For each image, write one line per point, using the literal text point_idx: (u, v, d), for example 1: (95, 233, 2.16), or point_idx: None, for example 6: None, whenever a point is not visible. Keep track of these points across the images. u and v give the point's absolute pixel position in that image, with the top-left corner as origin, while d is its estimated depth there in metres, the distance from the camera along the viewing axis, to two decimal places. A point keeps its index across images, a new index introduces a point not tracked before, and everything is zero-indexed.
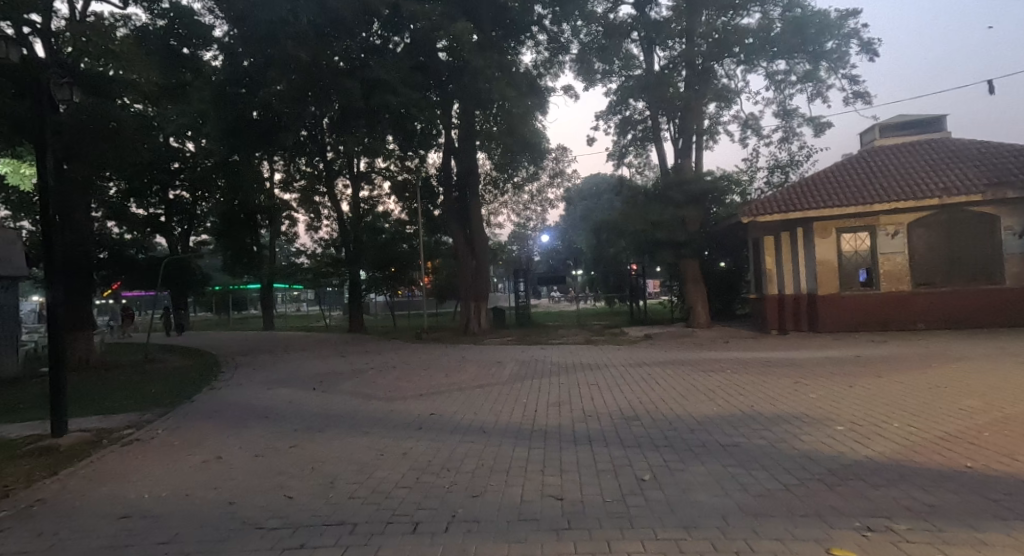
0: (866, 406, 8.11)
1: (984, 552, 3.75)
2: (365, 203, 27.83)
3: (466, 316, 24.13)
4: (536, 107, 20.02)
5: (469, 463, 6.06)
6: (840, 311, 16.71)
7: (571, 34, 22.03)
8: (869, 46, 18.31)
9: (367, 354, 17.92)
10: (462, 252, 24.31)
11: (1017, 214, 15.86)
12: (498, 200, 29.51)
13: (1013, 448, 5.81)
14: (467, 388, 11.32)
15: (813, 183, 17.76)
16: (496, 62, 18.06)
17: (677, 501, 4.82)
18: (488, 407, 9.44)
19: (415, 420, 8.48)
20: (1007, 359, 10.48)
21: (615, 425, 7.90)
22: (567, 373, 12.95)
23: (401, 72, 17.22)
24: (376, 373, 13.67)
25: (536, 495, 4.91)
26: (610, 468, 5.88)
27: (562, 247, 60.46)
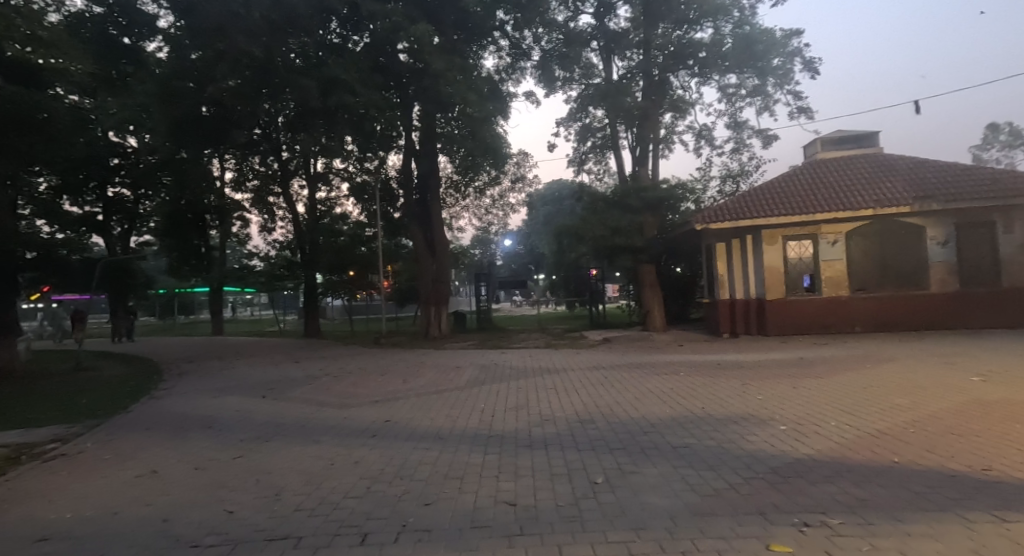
0: (807, 406, 8.50)
1: (907, 544, 4.01)
2: (322, 205, 27.36)
3: (427, 321, 24.05)
4: (497, 111, 20.12)
5: (423, 470, 6.10)
6: (785, 315, 17.40)
7: (533, 41, 22.14)
8: (811, 64, 19.15)
9: (323, 360, 17.59)
10: (422, 255, 24.20)
11: (942, 225, 16.86)
12: (460, 204, 29.59)
13: (936, 442, 6.23)
14: (425, 394, 11.30)
15: (761, 192, 18.40)
16: (458, 66, 18.14)
17: (627, 503, 4.98)
18: (446, 412, 9.46)
19: (368, 428, 8.43)
20: (938, 359, 11.11)
21: (570, 429, 8.05)
22: (525, 377, 13.07)
23: (360, 72, 17.01)
24: (332, 379, 13.52)
25: (489, 502, 4.99)
26: (565, 471, 6.02)
27: (524, 251, 60.84)
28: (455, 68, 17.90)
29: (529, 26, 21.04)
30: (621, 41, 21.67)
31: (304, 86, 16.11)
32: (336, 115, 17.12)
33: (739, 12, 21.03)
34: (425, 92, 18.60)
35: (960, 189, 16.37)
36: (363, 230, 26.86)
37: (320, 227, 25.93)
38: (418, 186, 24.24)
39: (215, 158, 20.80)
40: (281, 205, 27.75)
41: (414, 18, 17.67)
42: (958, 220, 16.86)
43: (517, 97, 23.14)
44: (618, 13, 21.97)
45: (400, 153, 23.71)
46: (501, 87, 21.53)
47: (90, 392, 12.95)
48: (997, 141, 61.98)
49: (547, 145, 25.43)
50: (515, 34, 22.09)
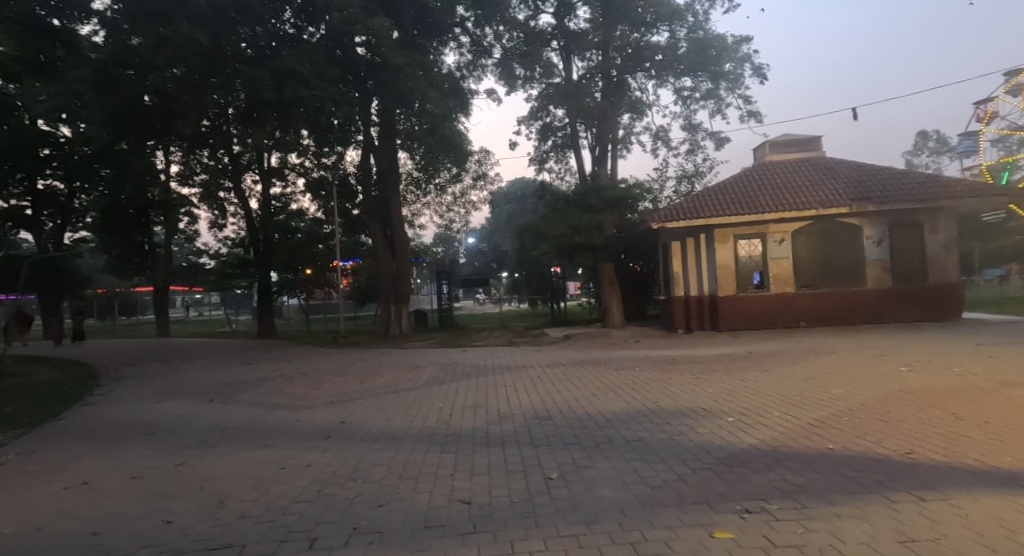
0: (751, 398, 8.90)
1: (836, 526, 4.31)
2: (277, 201, 26.85)
3: (386, 320, 23.95)
4: (458, 107, 20.15)
5: (377, 471, 6.19)
6: (736, 311, 18.07)
7: (494, 39, 22.17)
8: (760, 70, 19.84)
9: (277, 362, 17.32)
10: (382, 252, 24.09)
11: (877, 225, 17.74)
12: (420, 201, 29.56)
13: (867, 429, 6.65)
14: (382, 394, 11.32)
15: (712, 193, 18.96)
16: (417, 61, 18.15)
17: (581, 498, 5.18)
18: (405, 412, 9.55)
19: (322, 430, 8.44)
20: (872, 351, 11.76)
21: (527, 425, 8.23)
22: (484, 375, 13.19)
23: (315, 65, 16.78)
24: (287, 381, 13.37)
25: (444, 501, 5.13)
26: (521, 468, 6.19)
27: (486, 248, 60.97)
28: (413, 63, 17.94)
29: (490, 24, 21.34)
30: (580, 42, 22.01)
31: (257, 78, 15.81)
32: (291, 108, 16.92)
33: (693, 17, 21.62)
34: (383, 87, 18.53)
35: (894, 191, 17.30)
36: (321, 226, 26.56)
37: (275, 224, 25.21)
38: (376, 182, 24.11)
39: (158, 150, 20.13)
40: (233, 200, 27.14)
41: (372, 11, 17.59)
42: (893, 220, 17.75)
43: (477, 94, 23.21)
44: (577, 13, 22.29)
45: (358, 148, 23.53)
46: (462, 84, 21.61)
47: (22, 399, 12.46)
48: (926, 146, 66.64)
49: (508, 144, 25.65)
50: (476, 31, 22.10)
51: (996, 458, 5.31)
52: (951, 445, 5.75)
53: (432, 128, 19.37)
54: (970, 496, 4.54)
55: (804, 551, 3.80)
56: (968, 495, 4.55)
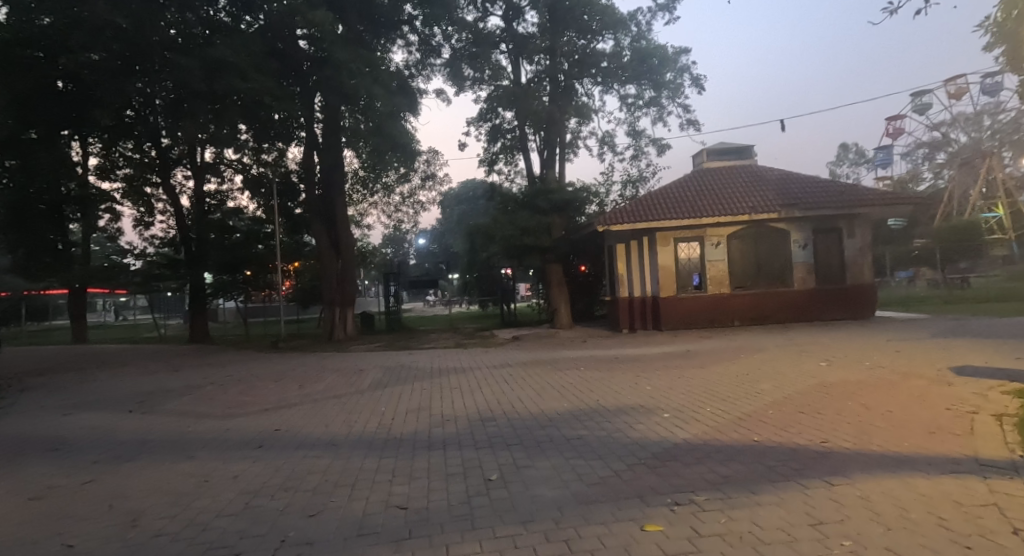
0: (685, 395, 9.30)
1: (754, 514, 4.61)
2: (213, 198, 26.10)
3: (331, 323, 23.56)
4: (406, 107, 20.02)
5: (311, 480, 6.17)
6: (677, 311, 18.73)
7: (443, 39, 22.19)
8: (698, 80, 20.62)
9: (210, 368, 16.77)
10: (326, 252, 23.70)
11: (804, 230, 18.72)
12: (367, 200, 29.26)
13: (790, 421, 7.10)
14: (321, 399, 11.20)
15: (653, 198, 19.59)
16: (364, 57, 17.90)
17: (518, 497, 5.36)
18: (344, 417, 9.52)
19: (255, 439, 8.30)
20: (796, 348, 12.44)
21: (470, 427, 8.37)
22: (428, 378, 13.23)
23: (252, 57, 16.36)
24: (218, 388, 13.01)
25: (380, 507, 5.20)
26: (461, 470, 6.32)
27: (437, 250, 60.52)
28: (359, 59, 17.73)
29: (439, 23, 21.31)
30: (527, 45, 22.27)
31: (185, 66, 15.24)
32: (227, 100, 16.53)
33: (637, 27, 22.26)
34: (326, 82, 18.29)
35: (820, 198, 18.33)
36: (262, 226, 25.80)
37: (210, 223, 24.63)
38: (320, 181, 23.80)
39: (75, 139, 19.20)
40: (161, 196, 26.07)
41: (314, 5, 17.34)
42: (817, 225, 18.77)
43: (426, 93, 23.12)
44: (525, 17, 22.59)
45: (301, 146, 23.17)
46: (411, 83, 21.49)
47: None
48: (847, 158, 71.37)
49: (457, 145, 25.75)
50: (424, 30, 21.90)
51: (899, 443, 5.80)
52: (860, 434, 6.22)
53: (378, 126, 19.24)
54: (875, 480, 4.95)
55: (720, 542, 4.04)
56: (872, 480, 4.97)
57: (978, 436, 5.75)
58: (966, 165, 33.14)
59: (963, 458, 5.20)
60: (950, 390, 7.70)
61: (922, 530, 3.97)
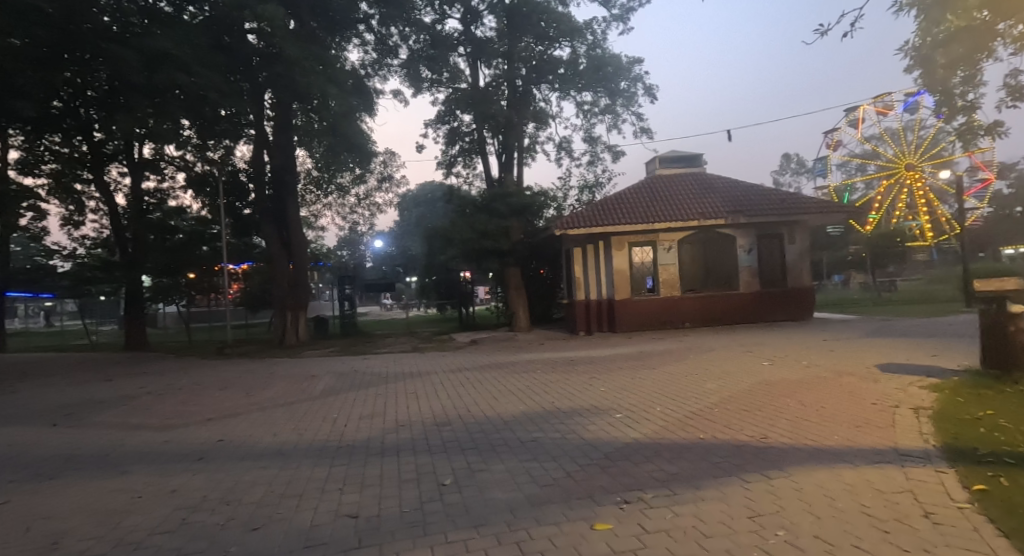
0: (634, 396, 9.61)
1: (697, 509, 4.86)
2: (151, 197, 24.92)
3: (282, 328, 23.15)
4: (362, 107, 19.92)
5: (256, 492, 6.15)
6: (631, 313, 19.20)
7: (400, 39, 22.19)
8: (651, 90, 21.20)
9: (152, 377, 16.27)
10: (277, 255, 23.28)
11: (748, 236, 19.49)
12: (321, 202, 28.96)
13: (733, 419, 7.48)
14: (269, 407, 11.09)
15: (608, 203, 20.01)
16: (317, 56, 17.79)
17: (471, 502, 5.50)
18: (296, 425, 9.47)
19: (196, 451, 8.14)
20: (741, 349, 12.96)
21: (425, 432, 8.47)
22: (383, 383, 13.21)
23: (196, 50, 15.92)
24: (157, 398, 12.65)
25: (330, 517, 5.26)
26: (414, 476, 6.43)
27: (394, 252, 59.92)
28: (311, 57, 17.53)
29: (396, 23, 21.30)
30: (486, 50, 22.49)
31: (122, 57, 14.65)
32: (167, 94, 15.82)
33: (592, 36, 22.73)
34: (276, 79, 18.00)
35: (762, 206, 19.15)
36: (208, 227, 24.73)
37: (149, 223, 23.54)
38: (270, 181, 23.43)
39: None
40: (93, 193, 24.89)
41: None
42: (760, 231, 19.57)
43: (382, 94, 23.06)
44: (483, 21, 22.79)
45: (248, 143, 22.61)
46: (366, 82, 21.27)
47: None
48: (789, 167, 74.75)
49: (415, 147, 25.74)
50: (381, 30, 21.89)
51: (829, 436, 6.22)
52: (797, 429, 6.63)
53: (333, 126, 18.98)
54: (808, 473, 5.30)
55: (657, 539, 4.24)
56: (805, 472, 5.34)
57: (900, 428, 6.24)
58: None
59: (885, 449, 5.63)
60: (878, 386, 8.25)
61: (848, 517, 4.30)
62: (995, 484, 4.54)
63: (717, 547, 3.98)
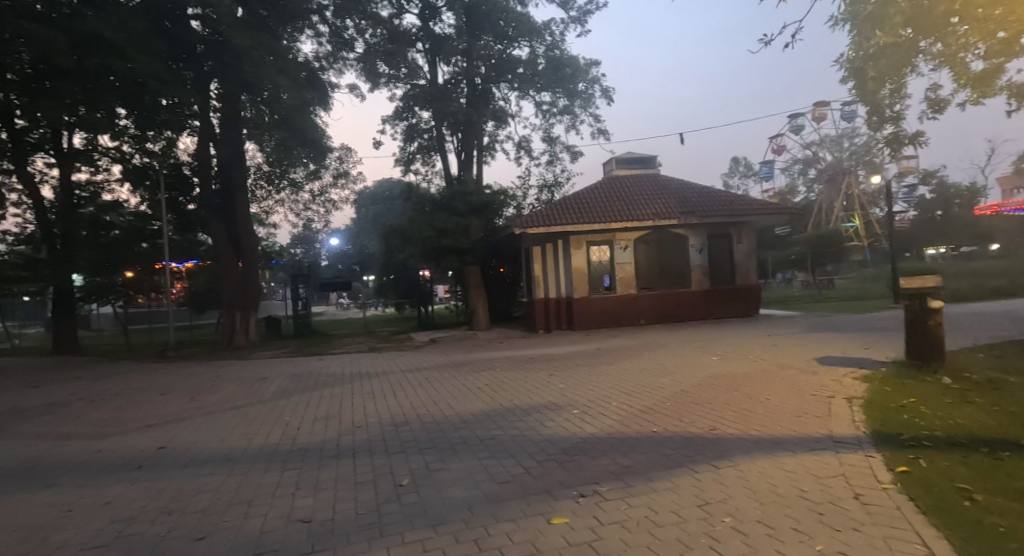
0: (590, 392, 9.87)
1: (649, 500, 5.08)
2: (83, 190, 23.56)
3: (230, 331, 22.55)
4: (315, 100, 19.75)
5: (201, 501, 6.05)
6: (589, 311, 19.55)
7: (356, 33, 21.55)
8: (608, 92, 21.60)
9: (93, 382, 15.70)
10: (224, 253, 22.62)
11: (700, 236, 20.13)
12: (273, 198, 28.41)
13: (685, 412, 7.79)
14: (216, 412, 10.88)
15: (567, 203, 20.30)
16: (269, 46, 17.34)
17: (429, 501, 5.60)
18: (249, 429, 9.35)
19: (135, 460, 7.92)
20: (693, 345, 13.41)
21: (382, 433, 8.52)
22: (338, 385, 13.12)
23: (132, 34, 15.02)
24: (94, 405, 12.22)
25: (281, 523, 5.26)
26: (370, 478, 6.48)
27: (350, 250, 59.15)
28: (261, 47, 17.07)
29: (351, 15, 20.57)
30: (444, 46, 22.49)
31: (50, 39, 13.65)
32: (100, 81, 15.25)
33: (551, 37, 23.01)
34: (224, 70, 17.47)
35: (713, 207, 19.81)
36: (147, 222, 24.38)
37: (80, 218, 22.27)
38: (217, 175, 22.98)
39: None
40: (16, 186, 23.56)
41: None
42: (711, 231, 20.25)
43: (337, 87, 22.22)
44: (442, 18, 22.75)
45: (194, 136, 21.96)
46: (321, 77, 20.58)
47: None
48: (738, 171, 77.43)
49: (372, 143, 25.46)
50: (336, 21, 21.14)
51: (773, 427, 6.55)
52: (744, 420, 6.99)
53: (285, 120, 18.56)
54: (754, 461, 5.61)
55: (606, 532, 4.42)
56: (750, 460, 5.64)
57: (835, 416, 6.64)
58: (831, 179, 39.90)
59: (822, 436, 6.01)
60: (817, 377, 8.71)
61: (788, 501, 4.60)
62: (916, 465, 4.93)
63: (664, 536, 4.20)
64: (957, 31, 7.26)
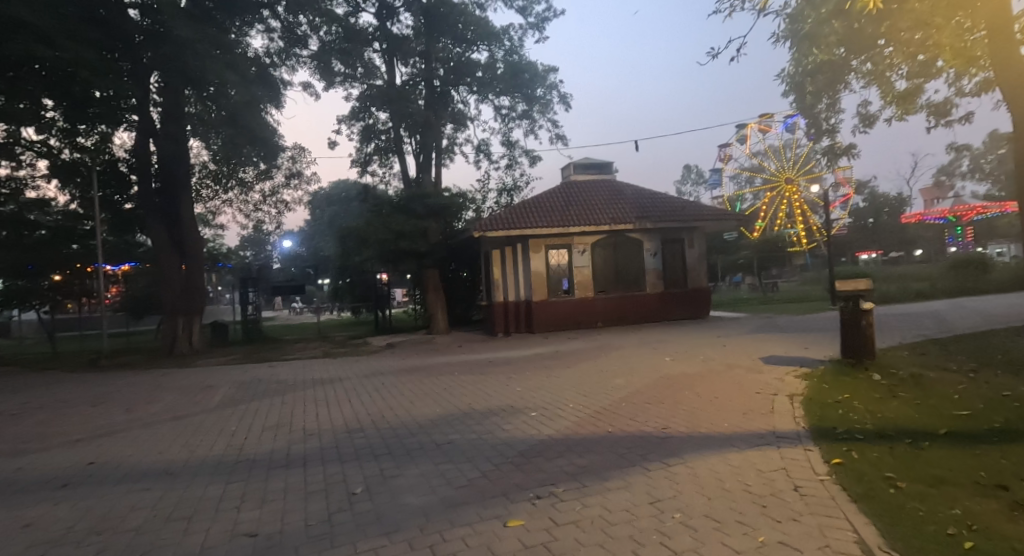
0: (546, 395, 10.03)
1: (602, 499, 5.23)
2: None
3: (171, 337, 21.70)
4: (267, 97, 19.49)
5: (140, 516, 5.83)
6: (548, 314, 19.75)
7: (309, 29, 21.25)
8: (565, 98, 21.91)
9: (24, 394, 14.92)
10: (165, 253, 21.86)
11: (654, 240, 20.65)
12: (220, 198, 27.63)
13: (638, 412, 8.04)
14: (158, 423, 10.49)
15: (525, 207, 20.50)
16: (215, 39, 17.00)
17: (383, 509, 5.62)
18: (195, 440, 9.11)
19: (65, 477, 7.53)
20: (647, 347, 13.73)
21: (335, 441, 8.47)
22: (290, 392, 12.90)
23: (60, 22, 14.75)
24: (22, 419, 11.59)
25: (225, 538, 5.15)
26: (321, 487, 6.44)
27: (304, 253, 58.06)
28: (207, 39, 16.73)
29: (306, 13, 20.52)
30: (403, 47, 22.36)
31: None
32: (23, 69, 15.16)
33: (509, 41, 23.22)
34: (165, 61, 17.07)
35: (666, 213, 20.37)
36: (77, 223, 23.39)
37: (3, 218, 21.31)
38: (157, 173, 21.67)
39: None
40: None
41: None
42: (664, 235, 20.79)
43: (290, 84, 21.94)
44: (400, 18, 22.67)
45: (132, 130, 21.03)
46: (272, 72, 20.36)
47: None
48: (690, 178, 79.49)
49: (328, 143, 25.05)
50: (288, 17, 20.85)
51: (720, 424, 6.84)
52: (694, 418, 7.27)
53: (233, 115, 18.43)
54: (702, 458, 5.88)
55: (559, 533, 4.53)
56: (697, 458, 5.90)
57: (778, 413, 6.98)
58: None
59: (766, 432, 6.32)
60: (761, 376, 9.10)
61: (733, 495, 4.85)
62: (848, 457, 5.27)
63: (618, 535, 4.35)
64: (883, 52, 7.91)
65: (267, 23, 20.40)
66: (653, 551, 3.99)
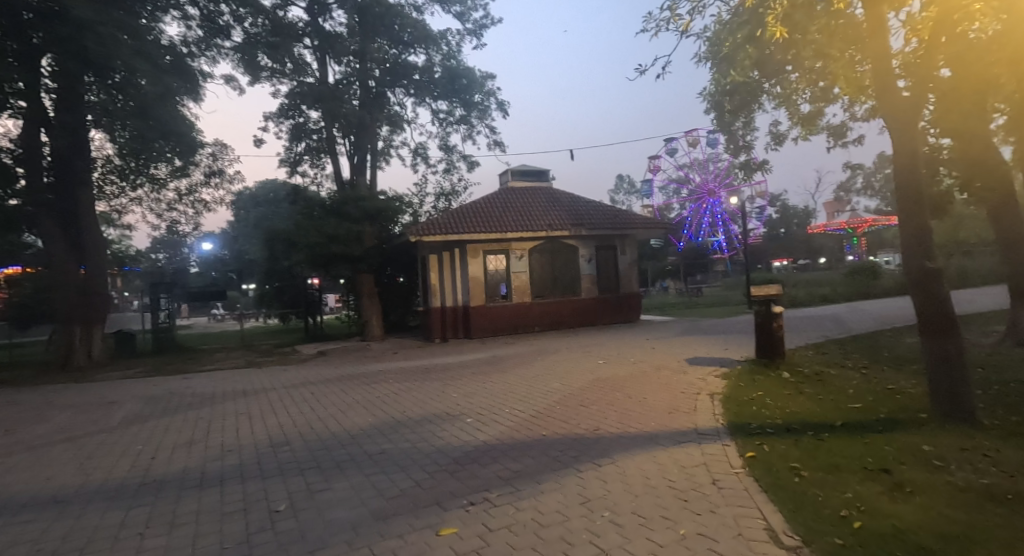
0: (481, 401, 10.13)
1: (531, 504, 5.41)
2: None
3: (68, 348, 20.25)
4: (183, 90, 18.73)
5: (29, 549, 5.46)
6: (485, 319, 19.89)
7: (232, 20, 20.67)
8: (503, 106, 22.20)
9: None
10: (64, 255, 20.49)
11: (589, 246, 21.21)
12: (127, 195, 26.37)
13: (571, 415, 8.29)
14: (58, 445, 9.83)
15: (463, 212, 20.57)
16: (124, 24, 16.46)
17: (308, 526, 5.58)
18: (106, 461, 8.65)
19: None
20: (579, 351, 14.08)
21: (261, 456, 8.28)
22: (211, 406, 12.42)
23: None
24: None
25: None
26: (240, 507, 6.29)
27: (228, 256, 55.73)
28: (111, 22, 16.07)
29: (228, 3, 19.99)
30: (336, 46, 21.90)
31: None
32: None
33: (447, 45, 23.31)
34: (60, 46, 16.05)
35: (600, 220, 20.99)
36: None
37: None
38: (52, 166, 20.58)
39: None
40: None
41: None
42: (598, 242, 21.38)
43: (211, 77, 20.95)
44: (332, 15, 22.32)
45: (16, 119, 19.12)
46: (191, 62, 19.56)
47: None
48: (622, 187, 81.58)
49: (255, 140, 24.33)
50: (207, 6, 20.19)
51: (649, 424, 7.18)
52: (624, 419, 7.58)
53: (143, 108, 17.38)
54: (630, 457, 6.18)
55: (487, 541, 4.66)
56: (625, 459, 6.18)
57: (701, 411, 7.39)
58: None
59: (689, 430, 6.69)
60: (685, 377, 9.57)
61: (657, 492, 5.14)
62: (761, 450, 5.68)
63: (547, 537, 4.54)
64: (790, 78, 8.48)
65: (187, 12, 19.56)
66: (582, 550, 4.19)
